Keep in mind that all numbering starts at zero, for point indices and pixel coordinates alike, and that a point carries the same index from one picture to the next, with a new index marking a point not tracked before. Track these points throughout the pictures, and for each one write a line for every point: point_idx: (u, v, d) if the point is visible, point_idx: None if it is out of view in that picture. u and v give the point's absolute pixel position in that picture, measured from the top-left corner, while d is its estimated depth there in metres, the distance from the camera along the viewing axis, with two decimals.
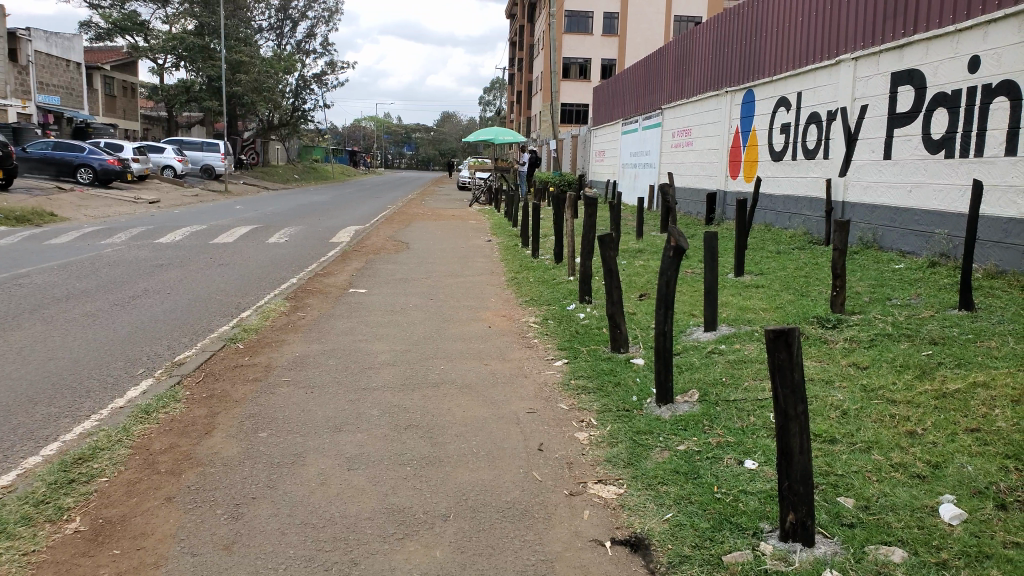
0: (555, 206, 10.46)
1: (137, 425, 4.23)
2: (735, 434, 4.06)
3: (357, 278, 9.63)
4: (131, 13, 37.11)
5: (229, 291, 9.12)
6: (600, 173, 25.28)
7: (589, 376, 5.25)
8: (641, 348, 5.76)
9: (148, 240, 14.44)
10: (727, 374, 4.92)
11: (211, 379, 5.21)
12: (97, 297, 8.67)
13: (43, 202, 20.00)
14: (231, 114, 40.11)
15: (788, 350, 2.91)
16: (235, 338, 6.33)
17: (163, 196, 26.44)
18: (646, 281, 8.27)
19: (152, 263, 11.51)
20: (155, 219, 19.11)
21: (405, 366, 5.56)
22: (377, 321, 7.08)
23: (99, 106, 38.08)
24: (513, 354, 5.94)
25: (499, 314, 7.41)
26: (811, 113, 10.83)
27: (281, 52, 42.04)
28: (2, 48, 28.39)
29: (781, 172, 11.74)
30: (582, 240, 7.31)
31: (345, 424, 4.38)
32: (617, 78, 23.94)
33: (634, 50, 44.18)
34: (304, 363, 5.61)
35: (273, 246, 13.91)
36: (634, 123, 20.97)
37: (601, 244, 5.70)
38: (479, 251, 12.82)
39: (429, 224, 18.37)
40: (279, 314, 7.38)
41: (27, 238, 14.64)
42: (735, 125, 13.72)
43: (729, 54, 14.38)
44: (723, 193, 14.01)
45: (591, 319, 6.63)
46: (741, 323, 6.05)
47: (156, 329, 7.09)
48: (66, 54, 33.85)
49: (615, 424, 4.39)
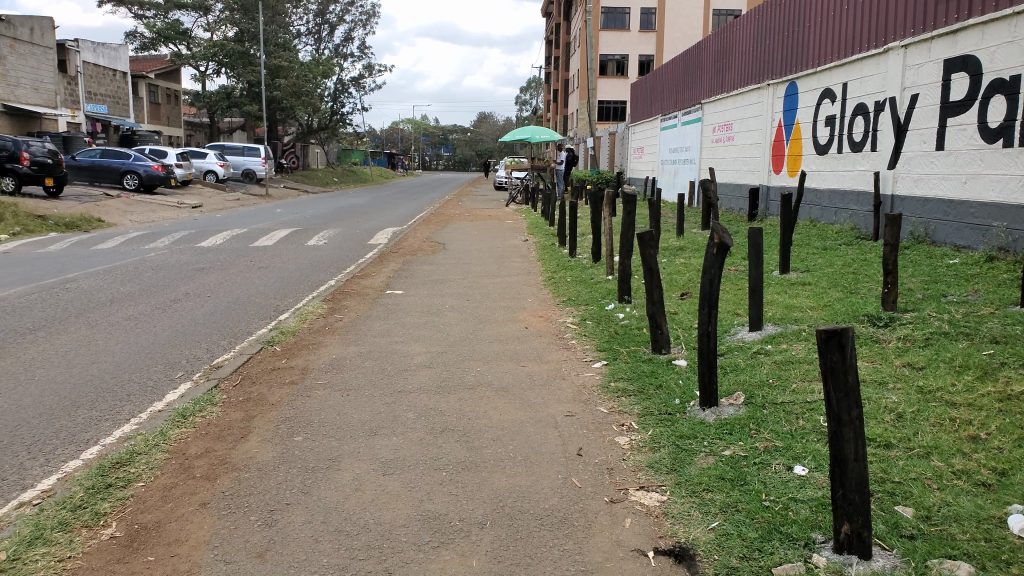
0: (593, 204, 10.31)
1: (175, 429, 4.21)
2: (785, 439, 3.89)
3: (394, 279, 9.62)
4: (175, 22, 37.89)
5: (268, 294, 9.16)
6: (638, 170, 25.00)
7: (630, 378, 5.11)
8: (683, 349, 5.60)
9: (190, 244, 14.66)
10: (775, 376, 4.74)
11: (248, 382, 5.20)
12: (140, 301, 8.78)
13: (91, 208, 20.49)
14: (271, 119, 40.66)
15: (841, 351, 2.74)
16: (273, 340, 6.33)
17: (206, 200, 26.90)
18: (687, 279, 8.08)
19: (194, 266, 11.65)
20: (198, 223, 19.42)
21: (441, 368, 5.49)
22: (413, 322, 7.02)
23: (145, 113, 38.94)
24: (550, 356, 5.82)
25: (536, 314, 7.30)
26: (858, 105, 10.50)
27: (320, 57, 42.51)
28: (51, 60, 29.18)
29: (827, 165, 11.42)
30: (621, 239, 7.16)
31: (380, 428, 4.31)
32: (655, 74, 23.64)
33: (671, 46, 43.69)
34: (340, 365, 5.57)
35: (312, 248, 14.00)
36: (673, 118, 20.66)
37: (640, 242, 5.56)
38: (516, 251, 12.73)
39: (466, 224, 18.34)
40: (316, 316, 7.38)
41: (75, 244, 14.97)
42: (778, 119, 13.40)
43: (771, 46, 14.04)
44: (766, 188, 13.70)
45: (631, 320, 6.48)
46: (789, 321, 5.85)
47: (196, 332, 7.13)
48: (113, 64, 34.65)
49: (658, 428, 4.25)
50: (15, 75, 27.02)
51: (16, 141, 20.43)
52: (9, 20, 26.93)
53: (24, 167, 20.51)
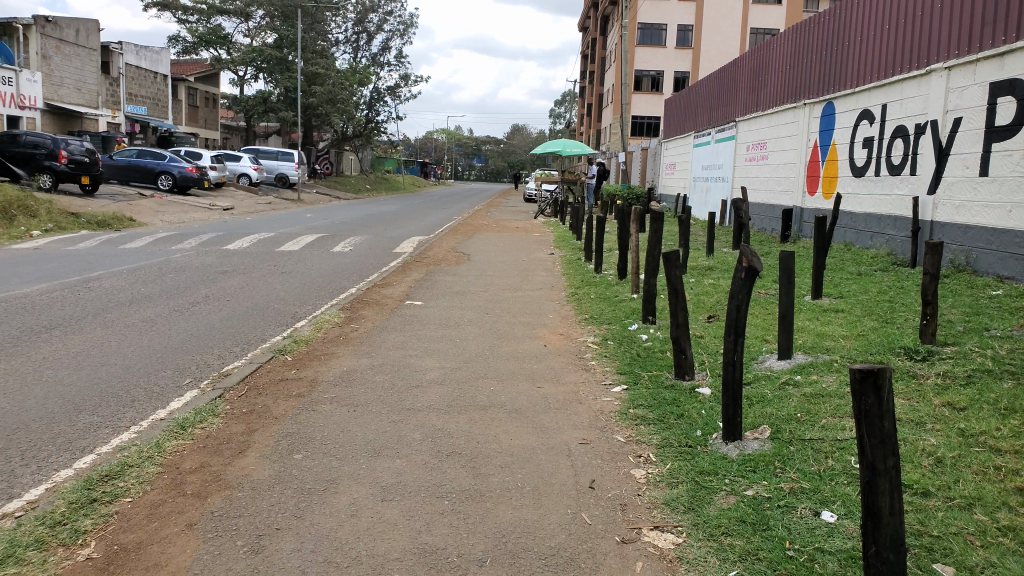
0: (620, 220, 10.08)
1: (171, 441, 4.07)
2: (812, 480, 3.62)
3: (415, 290, 9.45)
4: (216, 27, 38.46)
5: (288, 300, 9.06)
6: (670, 186, 24.65)
7: (650, 405, 4.87)
8: (707, 376, 5.34)
9: (217, 246, 14.67)
10: (805, 408, 4.47)
11: (254, 393, 5.04)
12: (159, 303, 8.73)
13: (124, 208, 20.70)
14: (306, 125, 41.02)
15: (877, 394, 2.46)
16: (284, 349, 6.18)
17: (238, 203, 27.09)
18: (715, 301, 7.79)
19: (218, 270, 11.63)
20: (227, 226, 19.50)
21: (453, 386, 5.28)
22: (430, 335, 6.83)
23: (183, 116, 39.48)
24: (567, 377, 5.59)
25: (557, 332, 7.07)
26: (897, 126, 10.15)
27: (356, 65, 42.82)
28: (94, 61, 29.72)
29: (863, 188, 11.08)
30: (647, 257, 6.92)
31: (384, 448, 4.12)
32: (688, 91, 23.36)
33: (707, 63, 43.35)
34: (350, 379, 5.38)
35: (337, 255, 13.93)
36: (706, 135, 20.33)
37: (666, 262, 5.32)
38: (541, 264, 12.51)
39: (493, 236, 18.15)
40: (332, 325, 7.22)
41: (104, 242, 15.06)
42: (814, 139, 13.06)
43: (808, 65, 13.72)
44: (800, 210, 13.36)
45: (654, 342, 6.22)
46: (820, 351, 5.56)
47: (211, 337, 7.03)
48: (154, 66, 35.19)
49: (677, 462, 4.01)
50: (59, 75, 27.53)
51: (56, 139, 20.69)
52: (55, 20, 27.47)
53: (61, 165, 20.70)
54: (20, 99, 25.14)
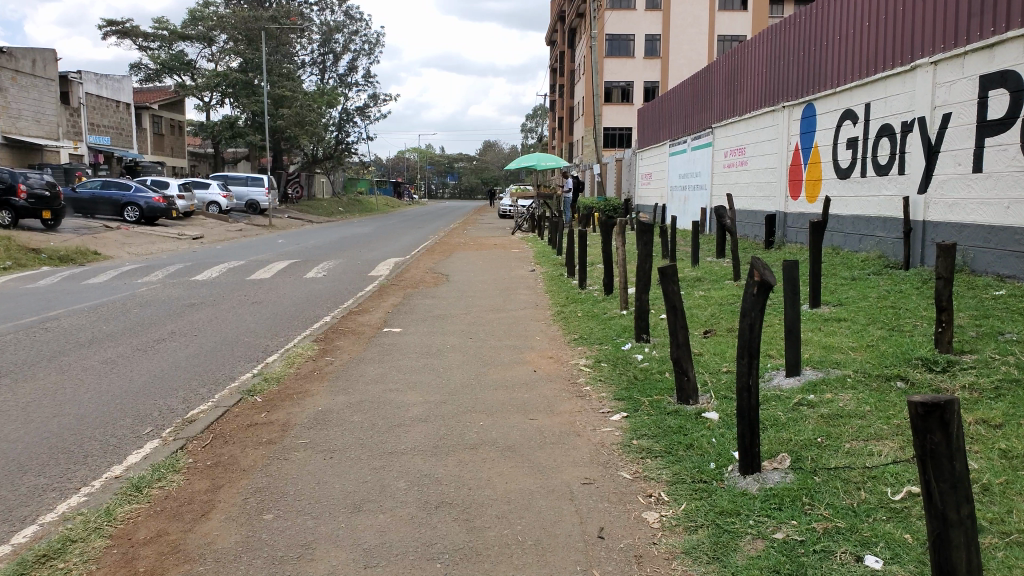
0: (604, 233, 9.71)
1: (124, 506, 3.58)
2: (847, 516, 3.23)
3: (393, 316, 8.99)
4: (179, 53, 37.90)
5: (259, 333, 8.57)
6: (647, 196, 24.44)
7: (655, 435, 4.48)
8: (713, 399, 4.97)
9: (185, 278, 14.11)
10: (825, 432, 4.10)
11: (220, 442, 4.56)
12: (121, 342, 8.19)
13: (87, 241, 20.03)
14: (275, 149, 40.42)
15: (945, 431, 2.07)
16: (254, 389, 5.70)
17: (207, 231, 26.43)
18: (710, 314, 7.44)
19: (185, 302, 11.09)
20: (195, 256, 18.89)
21: (439, 423, 4.84)
22: (411, 366, 6.40)
23: (148, 144, 38.74)
24: (562, 407, 5.18)
25: (546, 356, 6.66)
26: (883, 125, 9.94)
27: (324, 86, 42.36)
28: (53, 92, 29.00)
29: (849, 190, 10.86)
30: (638, 272, 6.54)
31: (366, 502, 3.68)
32: (662, 99, 23.20)
33: (676, 72, 43.49)
34: (325, 421, 4.92)
35: (311, 282, 13.42)
36: (682, 143, 20.14)
37: (662, 278, 4.94)
38: (523, 282, 12.14)
39: (470, 254, 17.73)
40: (305, 359, 6.75)
41: (65, 279, 14.43)
42: (794, 143, 12.86)
43: (785, 67, 13.52)
44: (783, 215, 13.14)
45: (651, 363, 5.84)
46: (829, 364, 5.22)
47: (175, 379, 6.53)
48: (117, 95, 34.50)
49: (693, 501, 3.61)
50: (17, 107, 26.82)
51: (13, 173, 20.10)
52: (10, 51, 26.84)
53: (20, 200, 20.06)
54: None
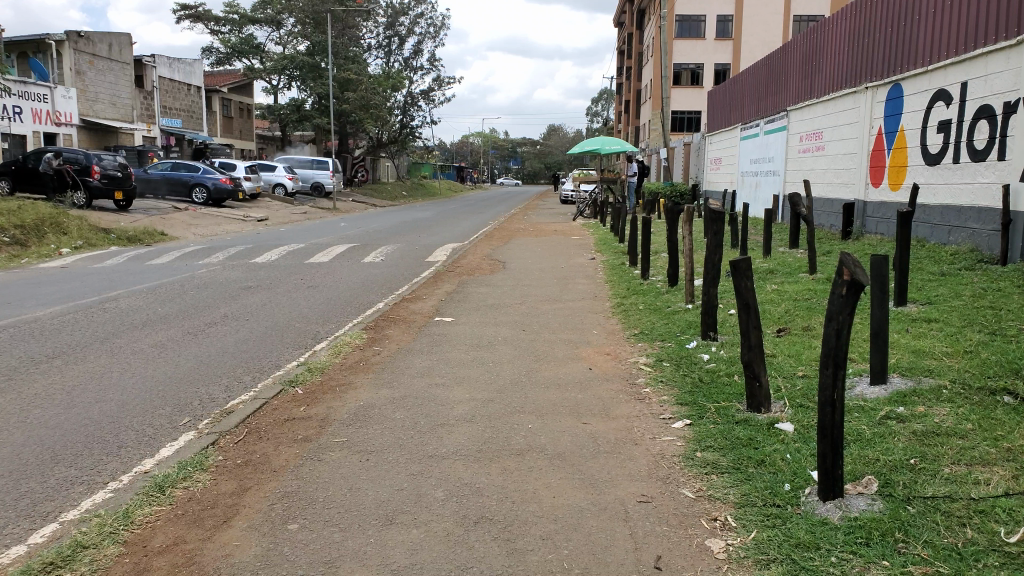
0: (669, 221, 9.19)
1: (144, 509, 3.37)
2: (952, 561, 2.75)
3: (445, 304, 8.71)
4: (248, 37, 38.49)
5: (309, 318, 8.41)
6: (715, 183, 23.59)
7: (721, 448, 4.05)
8: (787, 408, 4.50)
9: (244, 259, 14.16)
10: (919, 453, 3.58)
11: (253, 439, 4.34)
12: (173, 326, 8.12)
13: (155, 221, 20.45)
14: (340, 132, 40.76)
15: None
16: (295, 380, 5.48)
17: (272, 214, 26.75)
18: (783, 311, 6.89)
19: (241, 285, 11.06)
20: (259, 237, 19.07)
21: (485, 424, 4.50)
22: (460, 359, 6.08)
23: (218, 127, 39.56)
24: (618, 410, 4.77)
25: (602, 352, 6.26)
26: (981, 106, 9.12)
27: (390, 69, 42.50)
28: (129, 75, 29.79)
29: (939, 177, 10.06)
30: (706, 264, 6.06)
31: (399, 513, 3.36)
32: (733, 82, 22.32)
33: (748, 54, 42.05)
34: (366, 417, 4.63)
35: (368, 266, 13.29)
36: (754, 127, 19.28)
37: (733, 272, 4.46)
38: (582, 271, 11.71)
39: (530, 240, 17.34)
40: (352, 348, 6.51)
41: (131, 259, 14.67)
42: (878, 126, 12.02)
43: (868, 44, 12.66)
44: (862, 204, 12.35)
45: (718, 364, 5.38)
46: (921, 372, 4.67)
47: (220, 365, 6.38)
48: (189, 78, 35.24)
49: (765, 530, 3.16)
50: (93, 90, 27.63)
51: (88, 154, 20.56)
52: (88, 36, 27.67)
53: (95, 180, 20.53)
54: (55, 116, 25.22)
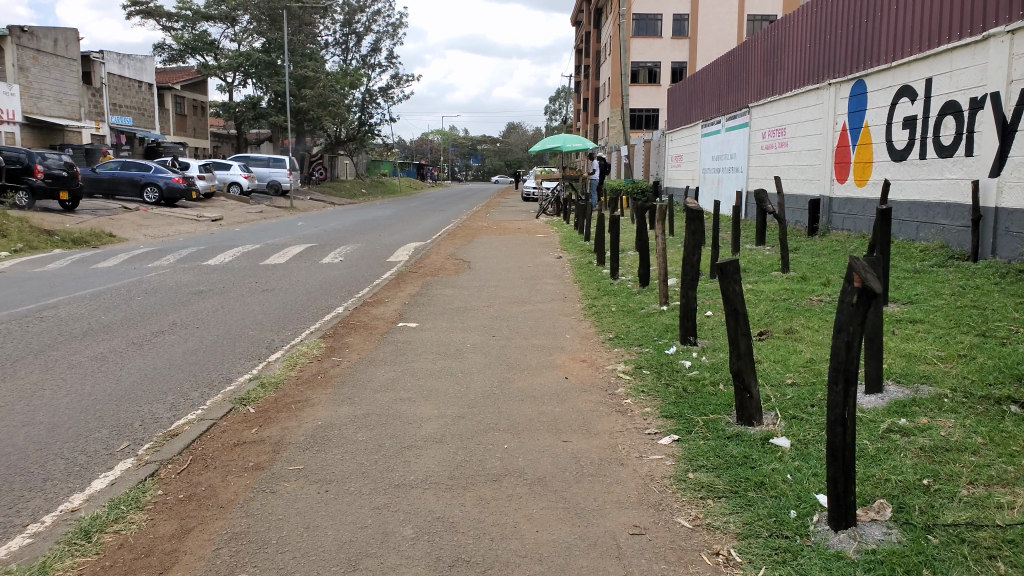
0: (640, 219, 8.89)
1: (64, 562, 2.92)
2: None
3: (409, 308, 8.28)
4: (201, 33, 37.36)
5: (264, 325, 7.92)
6: (677, 179, 23.47)
7: (716, 468, 3.73)
8: (779, 421, 4.22)
9: (196, 262, 13.51)
10: (931, 472, 3.30)
11: (199, 466, 3.89)
12: (115, 335, 7.55)
13: (103, 222, 19.58)
14: (297, 130, 39.87)
15: None
16: (248, 397, 5.03)
17: (227, 213, 25.90)
18: (762, 313, 6.63)
19: (192, 289, 10.48)
20: (213, 238, 18.35)
21: (456, 445, 4.11)
22: (426, 369, 5.68)
23: (171, 125, 38.33)
24: (600, 425, 4.42)
25: (578, 359, 5.90)
26: (947, 102, 9.01)
27: (347, 67, 41.69)
28: (75, 72, 28.62)
29: (905, 173, 9.94)
30: (685, 265, 5.74)
31: (364, 557, 2.96)
32: (693, 78, 22.19)
33: (706, 52, 42.27)
34: (325, 440, 4.21)
35: (327, 267, 12.77)
36: (716, 123, 19.17)
37: (721, 276, 4.13)
38: (549, 270, 11.36)
39: (494, 238, 16.96)
40: (310, 359, 6.05)
41: (75, 262, 13.91)
42: (842, 122, 11.91)
43: (831, 40, 12.54)
44: (828, 200, 12.23)
45: (703, 372, 5.08)
46: (917, 378, 4.42)
47: (166, 379, 5.87)
48: (139, 75, 34.02)
49: (775, 567, 2.84)
50: (37, 87, 26.43)
51: (31, 153, 19.57)
52: (31, 31, 26.35)
53: (37, 180, 19.58)
54: None
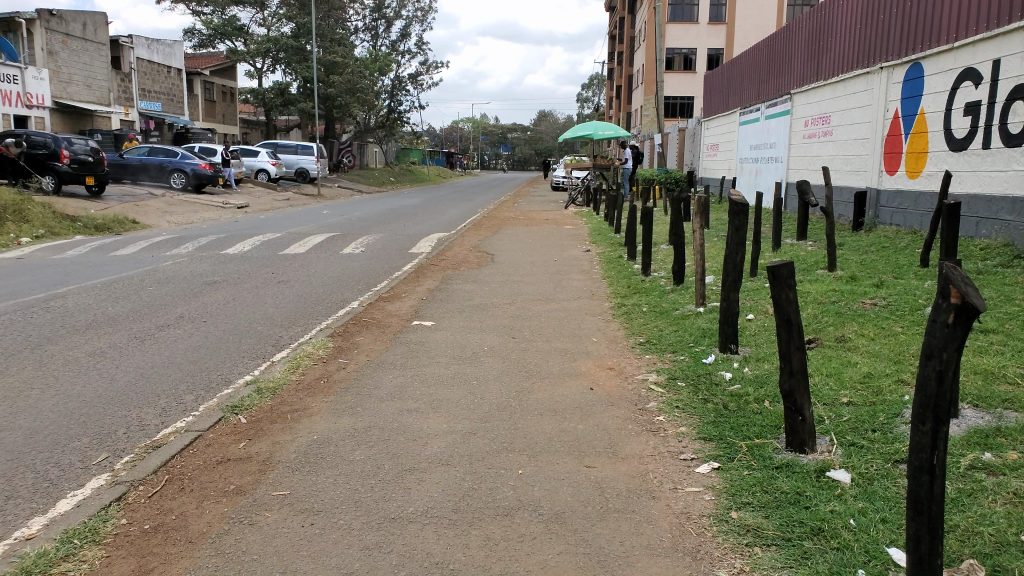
0: (675, 212, 8.29)
1: None
2: None
3: (425, 305, 7.80)
4: (231, 18, 37.20)
5: (274, 320, 7.49)
6: (712, 170, 22.75)
7: (764, 507, 3.20)
8: (836, 448, 3.68)
9: (215, 251, 13.18)
10: None
11: (171, 489, 3.45)
12: (119, 329, 7.18)
13: (129, 209, 19.41)
14: (326, 117, 39.63)
15: None
16: (239, 406, 4.58)
17: (253, 200, 25.68)
18: (810, 318, 6.03)
19: (205, 280, 10.10)
20: (235, 226, 18.02)
21: (465, 469, 3.62)
22: (439, 375, 5.20)
23: (200, 111, 38.31)
24: (628, 448, 3.91)
25: (605, 367, 5.39)
26: (1018, 86, 8.29)
27: (376, 52, 41.29)
28: (105, 57, 28.55)
29: (965, 164, 9.24)
30: (726, 266, 5.15)
31: None
32: (731, 64, 21.39)
33: (742, 38, 41.19)
34: (317, 459, 3.74)
35: (347, 258, 12.36)
36: (754, 111, 18.42)
37: (772, 280, 3.57)
38: (577, 265, 10.82)
39: (520, 230, 16.46)
40: (313, 361, 5.59)
41: (94, 249, 13.68)
42: (893, 110, 11.17)
43: (882, 21, 11.77)
44: (875, 192, 11.51)
45: (746, 387, 4.54)
46: (999, 403, 3.87)
47: (162, 380, 5.44)
48: (168, 60, 33.91)
49: None
50: (66, 72, 26.41)
51: (57, 138, 19.30)
52: (61, 15, 26.35)
53: (64, 165, 19.35)
54: (26, 97, 24.03)
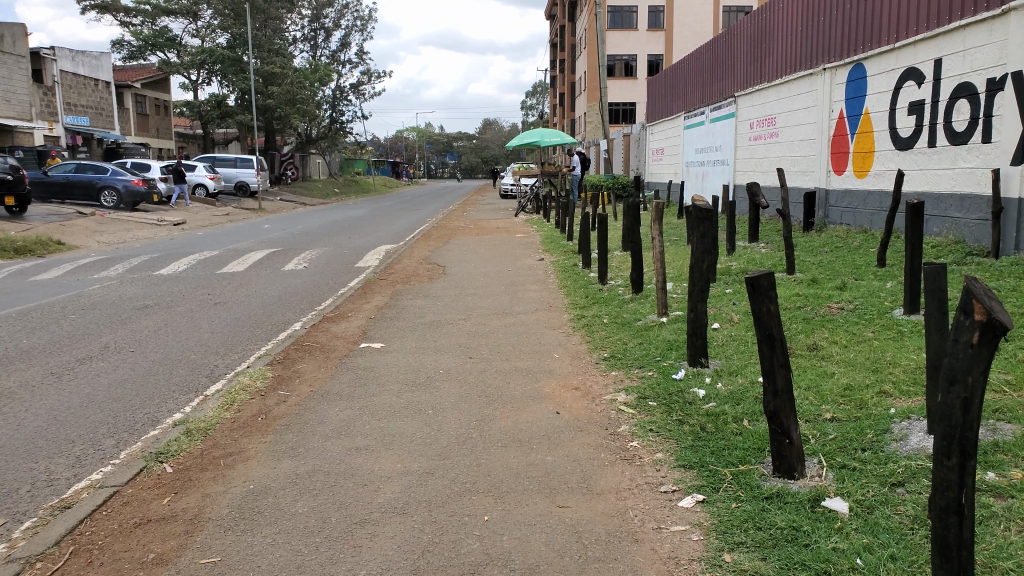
0: (631, 218, 7.99)
1: None
2: None
3: (373, 324, 7.34)
4: (162, 29, 35.93)
5: (209, 348, 6.93)
6: (659, 174, 22.74)
7: (760, 546, 2.86)
8: (827, 471, 3.38)
9: (147, 271, 12.43)
10: None
11: (78, 563, 2.96)
12: (34, 364, 6.53)
13: (55, 229, 18.34)
14: (266, 129, 38.59)
15: None
16: (165, 452, 4.08)
17: (190, 216, 24.69)
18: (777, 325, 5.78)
19: (134, 304, 9.43)
20: (170, 244, 17.18)
21: (422, 518, 3.21)
22: (391, 405, 4.76)
23: (132, 126, 36.91)
24: (603, 482, 3.54)
25: (570, 387, 5.03)
26: (961, 84, 8.25)
27: (316, 63, 40.42)
28: (26, 70, 27.16)
29: (912, 162, 9.21)
30: (693, 275, 4.84)
31: None
32: (673, 69, 21.44)
33: (681, 44, 41.63)
34: (254, 514, 3.28)
35: (289, 275, 11.76)
36: (699, 114, 18.40)
37: (752, 292, 3.26)
38: (531, 274, 10.48)
39: (470, 239, 16.07)
40: (252, 394, 5.09)
41: (14, 274, 12.78)
42: (838, 110, 11.14)
43: (823, 21, 11.75)
44: (824, 192, 11.47)
45: (723, 404, 4.23)
46: (992, 414, 3.62)
47: (79, 423, 4.87)
48: (96, 73, 32.51)
49: None
50: None
51: None
52: None
53: None
54: None
